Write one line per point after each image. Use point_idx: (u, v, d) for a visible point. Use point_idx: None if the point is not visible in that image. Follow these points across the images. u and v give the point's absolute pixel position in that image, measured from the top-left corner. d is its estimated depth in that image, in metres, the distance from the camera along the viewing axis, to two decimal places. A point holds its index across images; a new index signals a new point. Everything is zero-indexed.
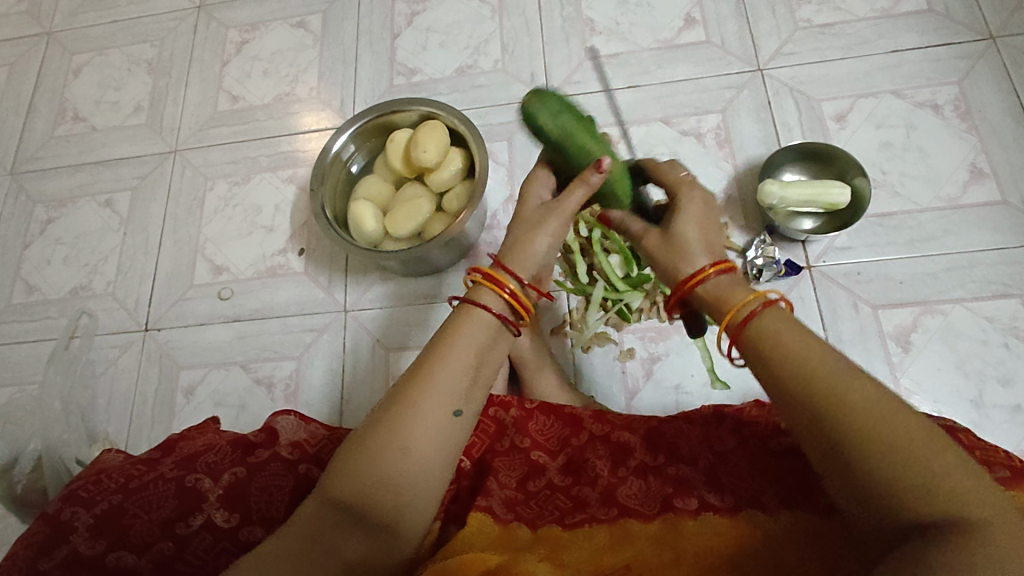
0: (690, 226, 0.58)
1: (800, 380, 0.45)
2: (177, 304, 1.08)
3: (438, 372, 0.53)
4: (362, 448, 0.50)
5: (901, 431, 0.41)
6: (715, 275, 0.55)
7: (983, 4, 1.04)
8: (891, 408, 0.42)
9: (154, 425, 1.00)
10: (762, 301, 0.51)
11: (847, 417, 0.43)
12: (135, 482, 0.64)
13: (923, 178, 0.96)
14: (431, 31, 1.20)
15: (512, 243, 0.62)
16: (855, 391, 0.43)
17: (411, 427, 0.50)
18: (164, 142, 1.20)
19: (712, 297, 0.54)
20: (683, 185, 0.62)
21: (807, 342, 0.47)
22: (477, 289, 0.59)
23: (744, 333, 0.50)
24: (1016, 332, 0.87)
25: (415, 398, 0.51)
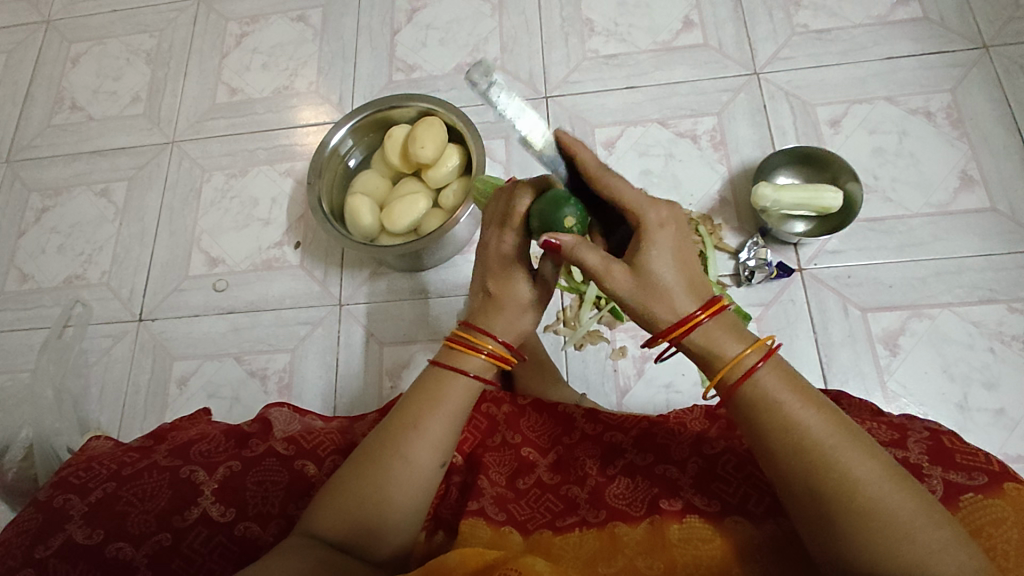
0: (666, 265, 0.49)
1: (796, 455, 0.46)
2: (172, 294, 1.08)
3: (426, 419, 0.56)
4: (353, 488, 0.55)
5: (897, 513, 0.43)
6: (708, 323, 0.49)
7: (978, 13, 1.05)
8: (889, 486, 0.44)
9: (147, 415, 1.00)
10: (759, 354, 0.48)
11: (846, 497, 0.44)
12: (130, 471, 0.64)
13: (914, 184, 0.97)
14: (431, 28, 1.20)
15: (485, 304, 0.60)
16: (851, 465, 0.45)
17: (400, 471, 0.55)
18: (162, 132, 1.20)
19: (703, 349, 0.50)
20: (643, 204, 0.51)
21: (802, 409, 0.47)
22: (454, 354, 0.59)
23: (737, 394, 0.49)
24: (1002, 338, 0.88)
25: (405, 448, 0.55)
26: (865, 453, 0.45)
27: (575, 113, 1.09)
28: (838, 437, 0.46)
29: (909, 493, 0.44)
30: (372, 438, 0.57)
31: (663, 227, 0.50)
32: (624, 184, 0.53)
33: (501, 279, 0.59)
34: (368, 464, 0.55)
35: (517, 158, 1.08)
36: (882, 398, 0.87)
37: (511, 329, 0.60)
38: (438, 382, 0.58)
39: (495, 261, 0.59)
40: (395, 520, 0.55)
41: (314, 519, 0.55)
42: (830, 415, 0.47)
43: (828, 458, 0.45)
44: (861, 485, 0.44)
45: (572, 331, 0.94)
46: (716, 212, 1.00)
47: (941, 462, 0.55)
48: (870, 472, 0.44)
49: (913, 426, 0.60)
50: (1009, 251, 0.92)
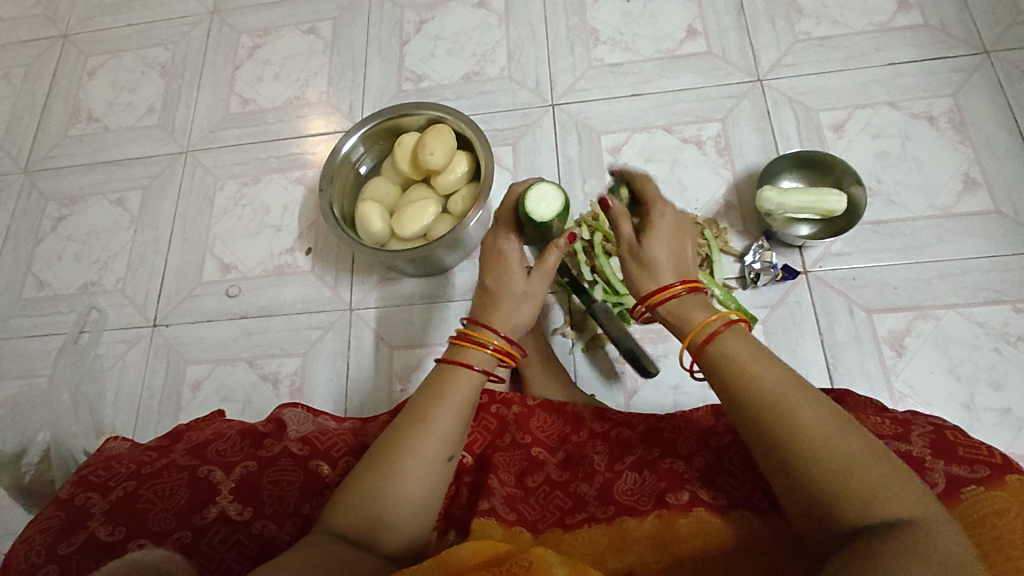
0: (665, 244, 0.65)
1: (753, 400, 0.51)
2: (185, 300, 1.10)
3: (432, 416, 0.60)
4: (363, 485, 0.57)
5: (843, 448, 0.46)
6: (685, 294, 0.62)
7: (978, 20, 1.07)
8: (837, 426, 0.48)
9: (161, 419, 1.02)
10: (723, 321, 0.57)
11: (798, 436, 0.48)
12: (149, 469, 0.66)
13: (917, 188, 0.99)
14: (439, 39, 1.23)
15: (485, 302, 0.69)
16: (798, 407, 0.49)
17: (409, 463, 0.57)
18: (176, 143, 1.23)
19: (674, 318, 0.61)
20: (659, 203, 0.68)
21: (760, 365, 0.52)
22: (458, 350, 0.65)
23: (705, 352, 0.57)
24: (1008, 338, 0.89)
25: (413, 443, 0.58)
26: (815, 401, 0.49)
27: (581, 120, 1.11)
28: (791, 386, 0.50)
29: (855, 435, 0.47)
30: (381, 439, 0.60)
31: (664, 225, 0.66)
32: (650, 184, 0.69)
33: (499, 276, 0.69)
34: (378, 461, 0.58)
35: (524, 164, 1.10)
36: (889, 398, 0.88)
37: (509, 321, 0.67)
38: (445, 380, 0.63)
39: (495, 261, 0.70)
40: (405, 512, 0.57)
41: (326, 520, 0.55)
42: (789, 373, 0.52)
43: (781, 403, 0.49)
44: (808, 426, 0.48)
45: (577, 334, 0.97)
46: (722, 216, 1.01)
47: (942, 455, 0.55)
48: (818, 416, 0.48)
49: (916, 420, 0.61)
50: (1013, 252, 0.93)
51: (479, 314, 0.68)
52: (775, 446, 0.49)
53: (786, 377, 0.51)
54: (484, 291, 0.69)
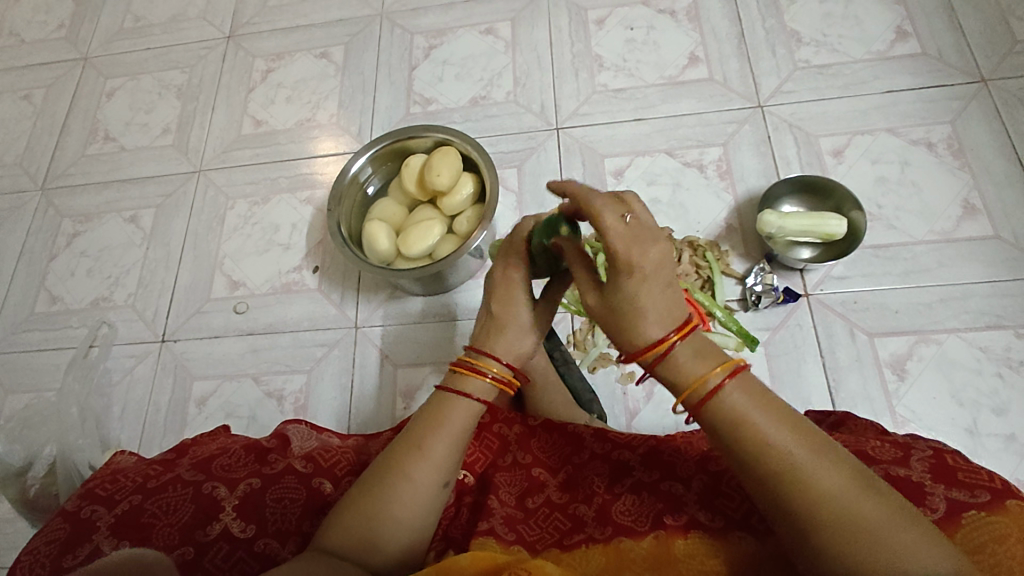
0: (648, 294, 0.51)
1: (766, 468, 0.47)
2: (194, 316, 1.11)
3: (429, 443, 0.61)
4: (361, 507, 0.60)
5: (860, 511, 0.44)
6: (679, 344, 0.51)
7: (975, 49, 1.09)
8: (855, 489, 0.45)
9: (166, 434, 1.03)
10: (726, 373, 0.50)
11: (817, 507, 0.45)
12: (154, 483, 0.66)
13: (917, 213, 1.00)
14: (447, 64, 1.26)
15: (488, 329, 0.66)
16: (810, 469, 0.46)
17: (403, 489, 0.60)
18: (189, 162, 1.26)
19: (670, 373, 0.51)
20: (631, 242, 0.50)
21: (771, 423, 0.48)
22: (458, 378, 0.65)
23: (704, 412, 0.50)
24: (1010, 363, 0.89)
25: (409, 468, 0.61)
26: (827, 462, 0.46)
27: (585, 143, 1.14)
28: (806, 448, 0.47)
29: (873, 495, 0.45)
30: (381, 460, 0.63)
31: (639, 270, 0.50)
32: (611, 213, 0.50)
33: (504, 303, 0.65)
34: (376, 484, 0.61)
35: (528, 186, 1.12)
36: (891, 422, 0.88)
37: (512, 351, 0.65)
38: (444, 406, 0.63)
39: (501, 287, 0.66)
40: (400, 535, 0.60)
41: (325, 536, 0.59)
42: (797, 428, 0.48)
43: (796, 471, 0.46)
44: (822, 488, 0.45)
45: (582, 354, 0.98)
46: (723, 239, 1.02)
47: (943, 480, 0.56)
48: (831, 477, 0.46)
49: (916, 445, 0.61)
50: (1014, 278, 0.93)
51: (481, 340, 0.66)
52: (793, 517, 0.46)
53: (797, 438, 0.48)
54: (486, 316, 0.67)
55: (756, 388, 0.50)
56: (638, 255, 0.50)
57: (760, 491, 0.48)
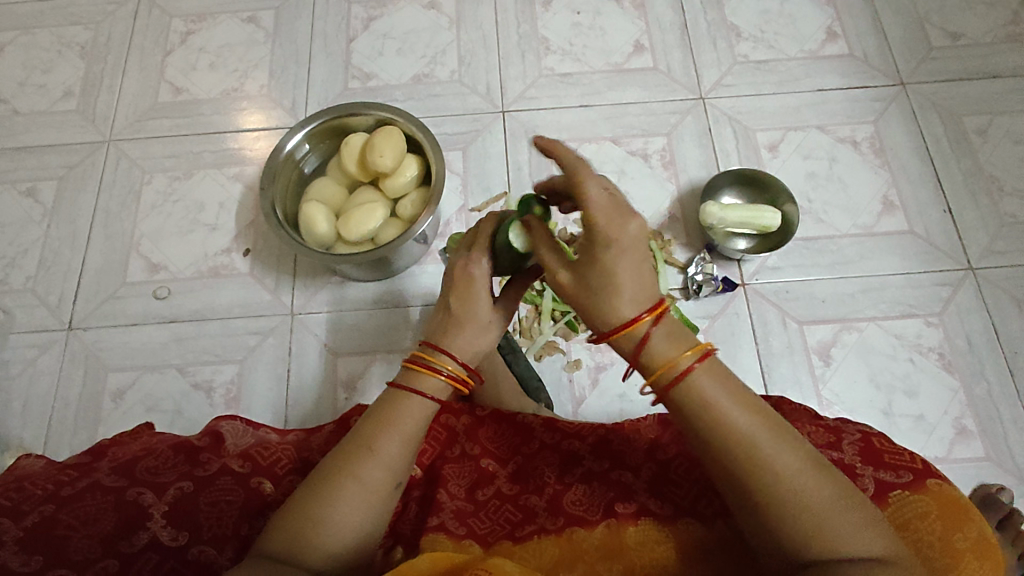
0: (626, 270, 0.50)
1: (728, 451, 0.48)
2: (107, 302, 1.02)
3: (381, 442, 0.60)
4: (307, 509, 0.57)
5: (818, 495, 0.46)
6: (654, 327, 0.50)
7: (896, 53, 1.16)
8: (811, 472, 0.47)
9: (77, 431, 0.94)
10: (697, 356, 0.50)
11: (777, 489, 0.47)
12: (68, 490, 0.60)
13: (843, 208, 1.06)
14: (388, 38, 1.20)
15: (444, 325, 0.64)
16: (772, 452, 0.47)
17: (352, 490, 0.58)
18: (97, 131, 1.14)
19: (643, 352, 0.51)
20: (619, 215, 0.48)
21: (737, 406, 0.49)
22: (412, 375, 0.63)
23: (672, 394, 0.50)
24: (921, 349, 0.97)
25: (358, 468, 0.59)
26: (788, 447, 0.48)
27: (531, 128, 1.12)
28: (768, 432, 0.48)
29: (826, 478, 0.47)
30: (329, 460, 0.60)
31: (619, 244, 0.49)
32: (595, 180, 0.48)
33: (463, 299, 0.63)
34: (322, 485, 0.58)
35: (474, 169, 1.09)
36: (817, 405, 0.94)
37: (468, 349, 0.64)
38: (396, 404, 0.62)
39: (460, 284, 0.64)
40: (345, 538, 0.57)
41: (269, 538, 0.56)
42: (760, 412, 0.49)
43: (758, 455, 0.47)
44: (781, 469, 0.47)
45: (529, 341, 0.97)
46: (667, 228, 1.04)
47: (872, 462, 0.59)
48: (791, 460, 0.47)
49: (845, 428, 0.65)
50: (925, 270, 1.01)
51: (435, 336, 0.64)
52: (749, 496, 0.48)
53: (759, 422, 0.49)
54: (443, 310, 0.65)
55: (721, 369, 0.50)
56: (619, 230, 0.48)
57: (721, 472, 0.49)
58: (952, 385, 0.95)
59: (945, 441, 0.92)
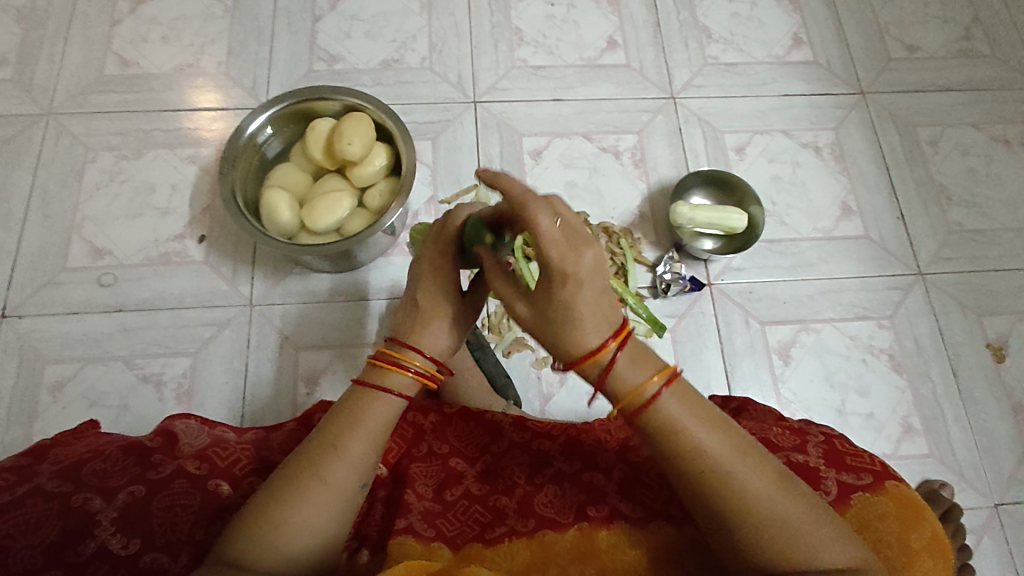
0: (585, 301, 0.49)
1: (696, 474, 0.50)
2: (45, 288, 0.95)
3: (346, 441, 0.57)
4: (268, 514, 0.54)
5: (781, 512, 0.48)
6: (619, 353, 0.50)
7: (857, 62, 1.20)
8: (775, 489, 0.49)
9: (10, 426, 0.87)
10: (662, 380, 0.50)
11: (743, 509, 0.48)
12: (6, 497, 0.54)
13: (805, 211, 1.09)
14: (356, 19, 1.15)
15: (411, 320, 0.60)
16: (736, 472, 0.49)
17: (316, 492, 0.55)
18: (35, 103, 1.06)
19: (608, 378, 0.51)
20: (572, 250, 0.47)
21: (702, 428, 0.50)
22: (379, 372, 0.59)
23: (640, 421, 0.51)
24: (873, 350, 1.01)
25: (323, 470, 0.56)
26: (753, 465, 0.49)
27: (503, 120, 1.10)
28: (733, 452, 0.49)
29: (788, 493, 0.49)
30: (290, 462, 0.57)
31: (576, 277, 0.48)
32: (546, 214, 0.46)
33: (432, 293, 0.59)
34: (284, 488, 0.56)
35: (444, 160, 1.07)
36: (776, 403, 0.96)
37: (439, 344, 0.60)
38: (362, 401, 0.59)
39: (430, 278, 0.60)
40: (309, 543, 0.55)
41: (226, 547, 0.53)
42: (726, 432, 0.50)
43: (723, 477, 0.49)
44: (745, 490, 0.49)
45: (498, 338, 0.96)
46: (636, 226, 1.05)
47: (835, 464, 0.60)
48: (756, 479, 0.49)
49: (809, 430, 0.66)
50: (879, 274, 1.05)
51: (402, 332, 0.60)
52: (717, 516, 0.49)
53: (726, 444, 0.50)
54: (410, 308, 0.61)
55: (687, 391, 0.51)
56: (574, 262, 0.47)
57: (689, 495, 0.51)
58: (900, 385, 0.99)
59: (893, 438, 0.96)
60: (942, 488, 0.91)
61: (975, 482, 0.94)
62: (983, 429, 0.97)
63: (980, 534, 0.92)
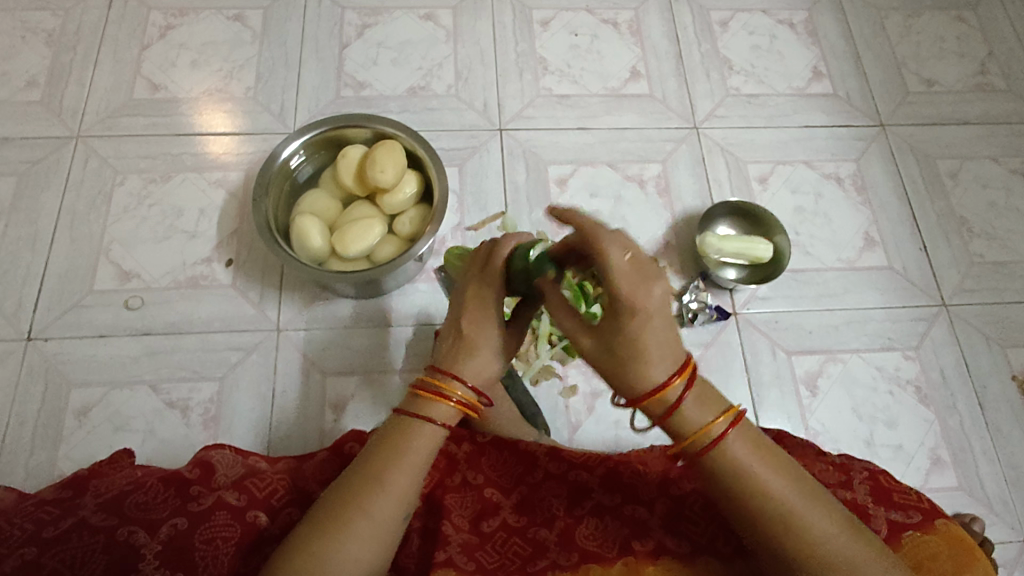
0: (653, 338, 0.48)
1: (767, 525, 0.49)
2: (72, 310, 0.95)
3: (390, 475, 0.55)
4: (312, 547, 0.51)
5: (850, 557, 0.48)
6: (685, 391, 0.50)
7: (876, 95, 1.21)
8: (845, 532, 0.48)
9: (34, 451, 0.86)
10: (728, 421, 0.50)
11: (813, 557, 0.48)
12: (51, 532, 0.51)
13: (828, 242, 1.09)
14: (382, 47, 1.17)
15: (455, 349, 0.58)
16: (802, 514, 0.49)
17: (360, 527, 0.53)
18: (65, 126, 1.06)
19: (672, 418, 0.50)
20: (636, 286, 0.48)
21: (766, 470, 0.50)
22: (421, 402, 0.57)
23: (706, 463, 0.50)
24: (899, 381, 1.00)
25: (367, 503, 0.54)
26: (824, 512, 0.49)
27: (529, 147, 1.11)
28: (799, 495, 0.49)
29: (859, 538, 0.49)
30: (333, 492, 0.55)
31: (640, 314, 0.48)
32: (615, 246, 0.48)
33: (477, 322, 0.57)
34: (327, 521, 0.53)
35: (470, 187, 1.07)
36: (805, 434, 0.96)
37: (481, 373, 0.57)
38: (404, 434, 0.57)
39: (476, 306, 0.57)
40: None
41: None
42: (792, 476, 0.50)
43: (788, 518, 0.49)
44: (812, 532, 0.48)
45: (526, 365, 0.94)
46: (662, 255, 1.05)
47: (882, 501, 0.61)
48: (823, 523, 0.49)
49: (853, 465, 0.66)
50: (903, 305, 1.05)
51: (443, 361, 0.58)
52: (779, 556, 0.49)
53: (792, 487, 0.50)
54: (451, 337, 0.58)
55: (750, 433, 0.51)
56: (642, 296, 0.48)
57: (750, 533, 0.50)
58: (928, 416, 0.99)
59: (922, 471, 0.95)
60: (974, 523, 0.86)
61: (1004, 516, 0.94)
62: (1011, 461, 0.97)
63: (1011, 568, 0.91)
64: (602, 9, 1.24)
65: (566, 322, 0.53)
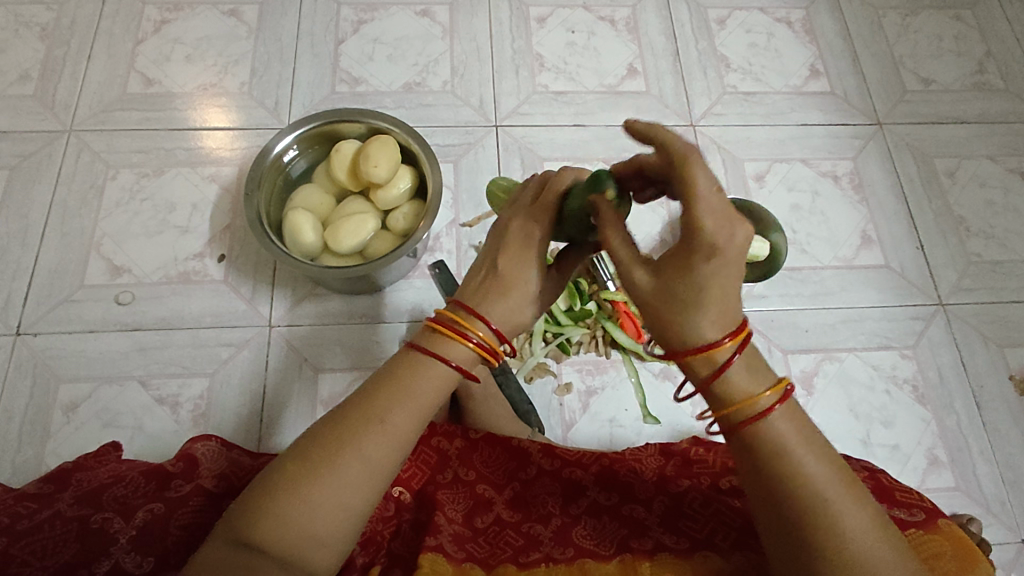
0: (719, 284, 0.45)
1: (796, 507, 0.45)
2: (61, 306, 0.94)
3: (393, 415, 0.49)
4: (297, 487, 0.47)
5: (874, 557, 0.44)
6: (736, 354, 0.46)
7: (874, 94, 1.21)
8: (874, 533, 0.45)
9: (21, 447, 0.85)
10: (776, 397, 0.46)
11: (835, 552, 0.44)
12: (24, 523, 0.50)
13: (825, 240, 1.09)
14: (379, 43, 1.16)
15: (485, 284, 0.54)
16: (835, 504, 0.45)
17: (352, 470, 0.48)
18: (57, 120, 1.06)
19: (717, 381, 0.47)
20: (717, 226, 0.43)
21: (806, 451, 0.46)
22: (437, 339, 0.53)
23: (745, 433, 0.47)
24: (896, 380, 1.00)
25: (364, 444, 0.48)
26: (858, 504, 0.45)
27: (525, 144, 1.10)
28: (836, 484, 0.45)
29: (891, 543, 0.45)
30: (325, 423, 0.50)
31: (714, 258, 0.44)
32: (706, 175, 0.43)
33: (514, 258, 0.54)
34: (318, 457, 0.48)
35: (465, 183, 1.07)
36: None
37: (509, 318, 0.54)
38: (412, 370, 0.51)
39: (515, 243, 0.55)
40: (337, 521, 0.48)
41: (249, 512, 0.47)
42: (833, 465, 0.46)
43: (822, 503, 0.45)
44: (841, 525, 0.44)
45: (519, 362, 0.95)
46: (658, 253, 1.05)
47: (883, 500, 0.60)
48: (852, 517, 0.45)
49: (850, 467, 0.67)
50: (900, 304, 1.05)
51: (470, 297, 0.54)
52: (797, 537, 0.46)
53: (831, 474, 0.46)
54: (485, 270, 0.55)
55: (794, 412, 0.47)
56: (726, 237, 0.43)
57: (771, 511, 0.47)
58: (924, 416, 0.98)
59: (918, 470, 0.95)
60: (972, 523, 0.85)
61: (1002, 517, 0.93)
62: (1009, 462, 0.96)
63: (1009, 569, 0.90)
64: (598, 6, 1.24)
65: (621, 251, 0.50)
